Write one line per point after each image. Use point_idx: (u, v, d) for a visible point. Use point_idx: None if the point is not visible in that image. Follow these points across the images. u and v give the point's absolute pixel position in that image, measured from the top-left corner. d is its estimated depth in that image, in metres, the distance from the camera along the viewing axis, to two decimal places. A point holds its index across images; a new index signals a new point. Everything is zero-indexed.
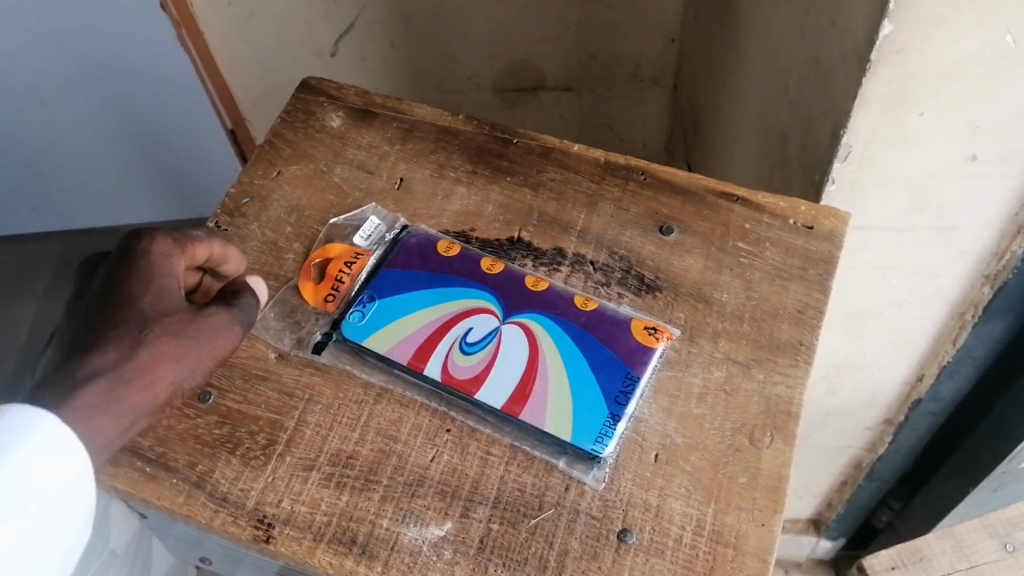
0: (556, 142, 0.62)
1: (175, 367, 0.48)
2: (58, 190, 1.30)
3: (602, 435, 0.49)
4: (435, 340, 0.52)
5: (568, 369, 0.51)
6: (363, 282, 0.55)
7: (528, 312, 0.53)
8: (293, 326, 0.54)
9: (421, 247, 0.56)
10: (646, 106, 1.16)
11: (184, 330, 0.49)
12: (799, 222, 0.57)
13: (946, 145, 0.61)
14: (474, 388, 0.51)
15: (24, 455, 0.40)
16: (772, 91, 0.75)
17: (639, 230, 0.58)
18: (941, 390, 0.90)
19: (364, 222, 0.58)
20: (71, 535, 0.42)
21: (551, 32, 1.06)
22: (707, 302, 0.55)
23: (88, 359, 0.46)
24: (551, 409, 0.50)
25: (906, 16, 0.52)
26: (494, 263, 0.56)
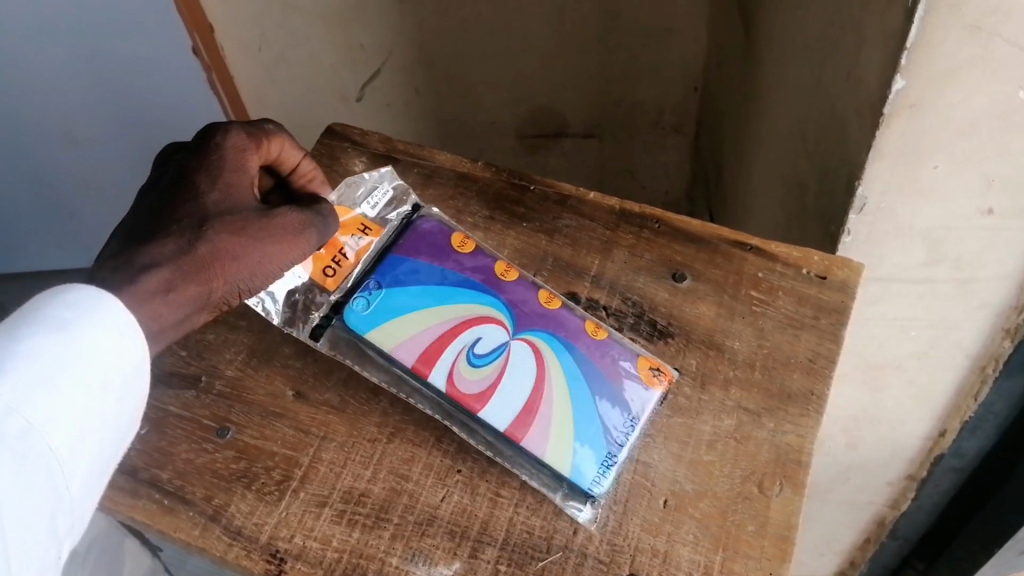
0: (572, 189, 0.63)
1: (237, 265, 0.49)
2: (88, 230, 1.34)
3: (599, 474, 0.49)
4: (443, 345, 0.52)
5: (573, 398, 0.51)
6: (368, 266, 0.55)
7: (539, 329, 0.53)
8: (294, 292, 0.54)
9: (433, 236, 0.56)
10: (667, 153, 1.17)
11: (247, 231, 0.50)
12: (813, 271, 0.58)
13: (961, 198, 0.62)
14: (478, 405, 0.50)
15: (86, 328, 0.42)
16: (791, 141, 0.76)
17: (652, 276, 0.59)
18: (963, 447, 0.91)
19: (375, 189, 0.58)
20: (116, 421, 0.44)
21: (572, 79, 1.07)
22: (719, 350, 0.55)
23: (143, 249, 0.47)
24: (551, 439, 0.50)
25: (920, 70, 0.53)
26: (508, 269, 0.56)
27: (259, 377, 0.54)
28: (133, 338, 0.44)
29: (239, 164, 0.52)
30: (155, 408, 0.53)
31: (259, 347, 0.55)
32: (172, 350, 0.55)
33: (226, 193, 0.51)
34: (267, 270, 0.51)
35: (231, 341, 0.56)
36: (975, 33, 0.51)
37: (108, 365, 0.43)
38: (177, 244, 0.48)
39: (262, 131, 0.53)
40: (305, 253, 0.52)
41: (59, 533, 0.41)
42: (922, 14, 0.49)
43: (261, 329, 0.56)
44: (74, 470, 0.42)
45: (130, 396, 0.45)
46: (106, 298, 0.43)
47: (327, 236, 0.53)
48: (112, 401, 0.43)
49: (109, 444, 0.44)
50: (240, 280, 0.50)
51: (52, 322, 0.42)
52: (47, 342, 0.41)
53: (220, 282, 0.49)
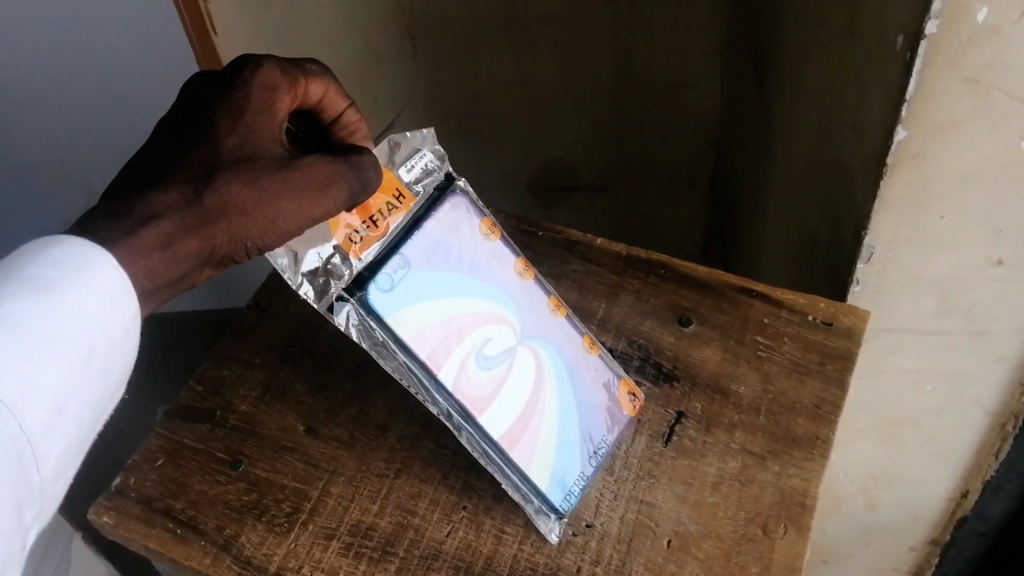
0: (579, 235, 0.65)
1: (246, 220, 0.43)
2: None
3: (568, 494, 0.51)
4: (453, 342, 0.49)
5: (556, 420, 0.52)
6: (395, 239, 0.48)
7: (543, 340, 0.52)
8: (312, 258, 0.47)
9: (465, 218, 0.51)
10: (685, 209, 1.19)
11: (263, 182, 0.44)
12: (819, 318, 0.59)
13: (969, 249, 0.63)
14: (478, 411, 0.49)
15: (72, 290, 0.39)
16: (801, 191, 0.77)
17: (659, 320, 0.60)
18: (988, 509, 0.91)
19: (413, 152, 0.50)
20: (95, 398, 0.40)
21: (585, 132, 1.10)
22: (724, 394, 0.56)
23: (144, 197, 0.42)
24: (534, 455, 0.50)
25: (920, 121, 0.54)
26: (527, 268, 0.53)
27: (271, 413, 0.55)
28: (121, 301, 0.41)
29: (267, 106, 0.45)
30: (170, 440, 0.54)
31: (272, 384, 0.57)
32: (189, 385, 0.57)
33: (246, 137, 0.44)
34: (284, 229, 0.45)
35: (245, 377, 0.57)
36: (973, 86, 0.52)
37: (92, 331, 0.40)
38: (181, 195, 0.43)
39: (301, 71, 0.46)
40: (331, 211, 0.45)
41: (26, 521, 0.37)
42: (919, 66, 0.51)
43: (274, 366, 0.58)
44: (47, 452, 0.38)
45: (112, 370, 0.41)
46: (97, 255, 0.40)
47: (366, 191, 0.46)
48: (93, 372, 0.40)
49: (85, 420, 0.40)
50: (249, 239, 0.44)
51: (32, 281, 0.38)
52: (24, 304, 0.37)
53: (227, 237, 0.44)
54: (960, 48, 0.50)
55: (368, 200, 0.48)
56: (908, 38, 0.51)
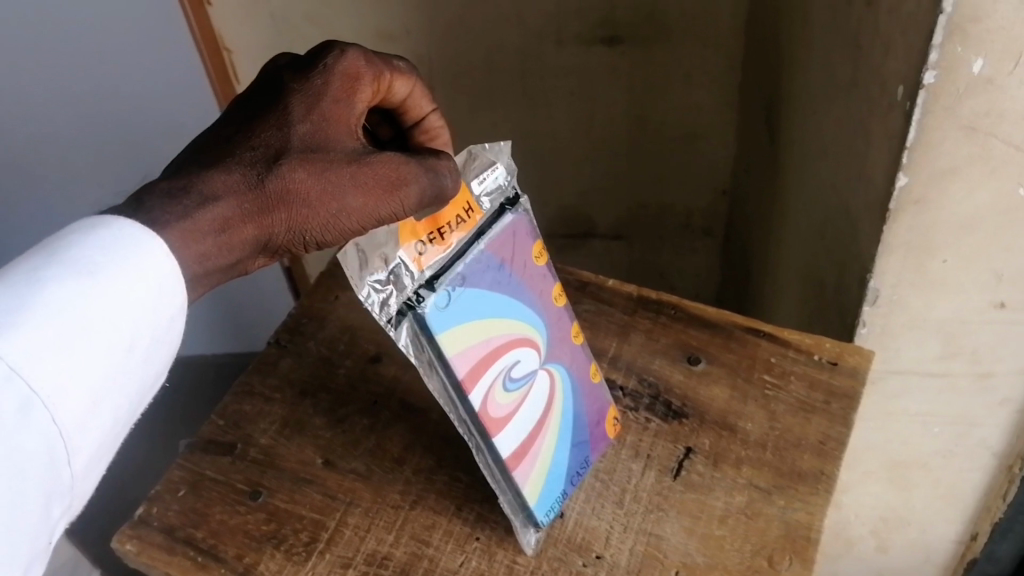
0: (592, 276, 0.67)
1: (307, 210, 0.44)
2: None
3: (551, 510, 0.53)
4: (488, 362, 0.49)
5: (556, 440, 0.54)
6: (455, 256, 0.48)
7: (560, 364, 0.54)
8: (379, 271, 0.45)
9: (521, 240, 0.51)
10: (697, 256, 1.21)
11: (330, 173, 0.44)
12: (824, 357, 0.60)
13: (972, 292, 0.63)
14: (496, 431, 0.50)
15: (113, 281, 0.40)
16: (808, 235, 0.79)
17: (668, 359, 0.61)
18: (999, 551, 0.91)
19: (488, 166, 0.50)
20: (131, 389, 0.42)
21: (598, 182, 1.13)
22: (731, 430, 0.57)
23: (205, 176, 0.43)
24: (533, 474, 0.52)
25: (921, 168, 0.54)
26: (559, 295, 0.54)
27: (291, 446, 0.57)
28: (164, 288, 0.42)
29: (347, 95, 0.45)
30: (192, 471, 0.56)
31: (292, 418, 0.59)
32: (212, 420, 0.59)
33: (319, 125, 0.45)
34: (346, 225, 0.46)
35: (266, 412, 0.59)
36: (972, 134, 0.53)
37: (133, 323, 0.41)
38: (243, 177, 0.43)
39: (387, 66, 0.47)
40: (400, 213, 0.46)
41: (54, 517, 0.39)
42: (918, 114, 0.52)
43: (294, 402, 0.60)
44: (80, 444, 0.40)
45: (149, 360, 0.43)
46: (141, 246, 0.41)
47: (441, 199, 0.46)
48: (133, 362, 0.42)
49: (123, 408, 0.42)
50: (308, 229, 0.45)
51: (78, 267, 0.39)
52: (67, 293, 0.39)
53: (285, 226, 0.45)
54: (958, 96, 0.51)
55: (441, 211, 0.47)
56: (907, 88, 0.52)
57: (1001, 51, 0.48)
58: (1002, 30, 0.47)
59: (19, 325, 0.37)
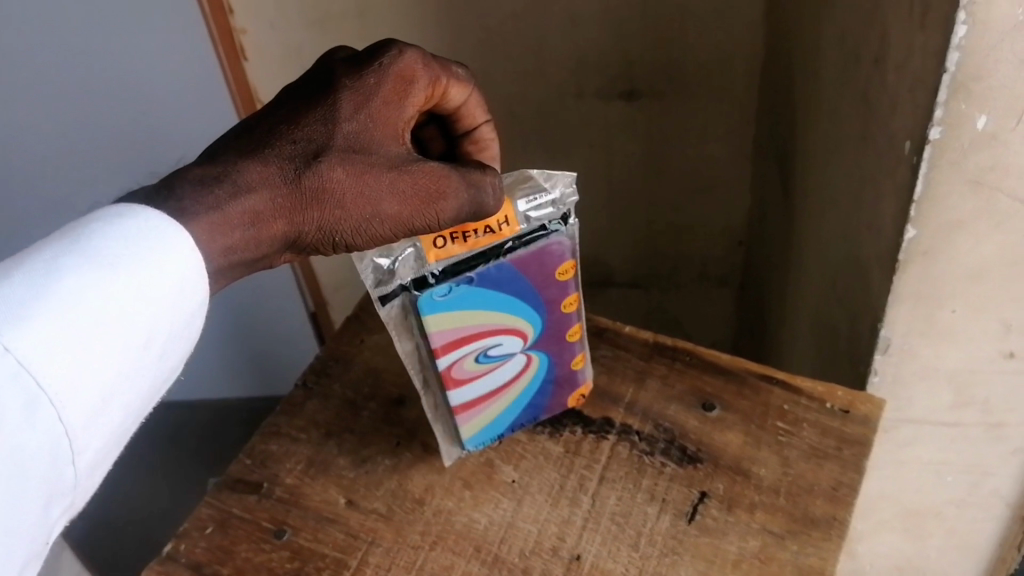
0: (609, 323, 0.69)
1: (340, 211, 0.47)
2: None
3: (483, 442, 0.60)
4: (468, 339, 0.54)
5: (513, 401, 0.59)
6: (476, 256, 0.51)
7: (543, 353, 0.58)
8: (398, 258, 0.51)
9: (553, 258, 0.53)
10: (713, 304, 1.22)
11: (369, 175, 0.47)
12: (837, 405, 0.61)
13: (981, 342, 0.64)
14: (452, 387, 0.56)
15: (130, 274, 0.40)
16: (822, 285, 0.80)
17: (683, 405, 0.63)
18: None
19: (541, 189, 0.51)
20: (141, 386, 0.41)
21: (617, 231, 1.16)
22: (745, 475, 0.58)
23: (242, 168, 0.45)
24: (478, 422, 0.58)
25: (928, 220, 0.56)
26: (572, 302, 0.57)
27: (315, 485, 0.59)
28: (184, 283, 0.42)
29: (398, 97, 0.48)
30: (220, 509, 0.58)
31: (317, 458, 0.60)
32: (239, 458, 0.61)
33: (365, 125, 0.47)
34: (376, 229, 0.48)
35: (292, 452, 0.61)
36: (977, 188, 0.54)
37: (149, 317, 0.41)
38: (280, 171, 0.46)
39: (443, 71, 0.50)
40: (434, 223, 0.49)
41: (54, 516, 0.38)
42: (925, 169, 0.53)
43: (319, 442, 0.61)
44: (87, 443, 0.39)
45: (162, 356, 0.42)
46: (160, 239, 0.41)
47: (479, 214, 0.49)
48: (147, 358, 0.41)
49: (133, 403, 0.41)
50: (337, 230, 0.47)
51: (98, 258, 0.39)
52: (86, 284, 0.38)
53: (315, 224, 0.47)
54: (963, 152, 0.52)
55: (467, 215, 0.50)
56: (914, 143, 0.54)
57: (1003, 110, 0.50)
58: (1003, 88, 0.49)
59: (31, 316, 0.36)
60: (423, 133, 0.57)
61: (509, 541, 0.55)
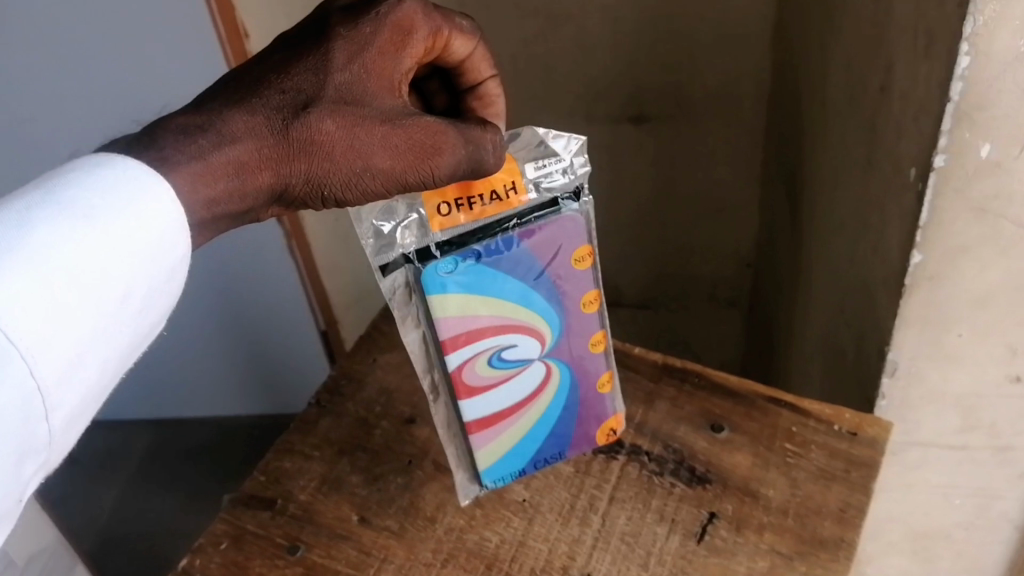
0: (619, 344, 0.69)
1: (329, 163, 0.46)
2: (145, 389, 1.34)
3: (500, 479, 0.60)
4: (478, 336, 0.53)
5: (532, 421, 0.58)
6: (479, 228, 0.50)
7: (562, 363, 0.57)
8: (401, 227, 0.50)
9: (567, 245, 0.52)
10: (722, 326, 1.23)
11: (361, 129, 0.46)
12: (844, 427, 0.62)
13: (988, 366, 0.65)
14: (463, 395, 0.55)
15: (104, 225, 0.38)
16: (829, 308, 0.81)
17: (692, 426, 0.63)
18: None
19: (551, 154, 0.50)
20: (117, 342, 0.40)
21: (627, 252, 1.17)
22: (754, 496, 0.59)
23: (226, 118, 0.44)
24: (494, 442, 0.58)
25: (934, 245, 0.57)
26: (592, 301, 0.55)
27: (328, 502, 0.59)
28: (163, 233, 0.41)
29: (395, 48, 0.46)
30: (234, 525, 0.58)
31: (330, 476, 0.61)
32: (254, 475, 0.62)
33: (358, 76, 0.46)
34: (368, 186, 0.47)
35: (306, 469, 0.62)
36: (981, 214, 0.55)
37: (127, 270, 0.39)
38: (267, 121, 0.45)
39: (446, 22, 0.49)
40: (430, 179, 0.47)
41: (26, 476, 0.37)
42: (930, 195, 0.54)
43: (333, 459, 0.62)
44: (61, 398, 0.37)
45: (139, 314, 0.41)
46: (136, 192, 0.40)
47: (478, 171, 0.48)
48: (125, 312, 0.40)
49: (109, 359, 0.40)
50: (326, 184, 0.46)
51: (71, 206, 0.38)
52: (60, 233, 0.37)
53: (303, 177, 0.46)
54: (967, 179, 0.53)
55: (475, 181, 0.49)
56: (919, 169, 0.55)
57: (1007, 138, 0.51)
58: (1007, 117, 0.50)
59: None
60: (427, 85, 0.55)
61: (520, 559, 0.56)
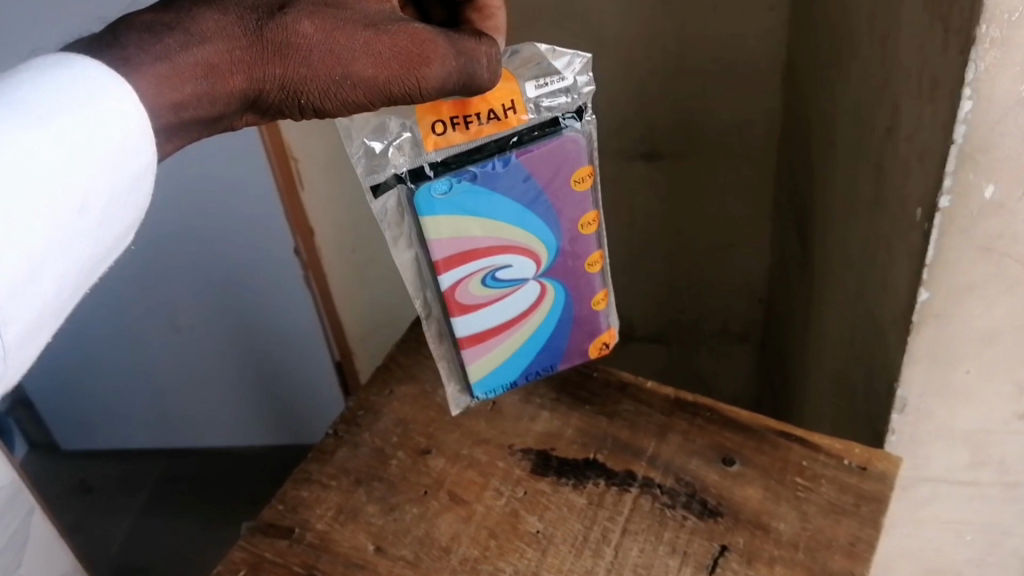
0: (632, 377, 0.70)
1: (306, 67, 0.48)
2: (158, 418, 1.35)
3: (492, 389, 0.67)
4: (472, 256, 0.58)
5: (525, 336, 0.64)
6: (475, 148, 0.55)
7: (555, 282, 0.61)
8: (396, 146, 0.55)
9: (565, 165, 0.56)
10: (734, 361, 1.23)
11: (339, 32, 0.48)
12: (854, 462, 0.63)
13: (996, 402, 0.65)
14: (458, 314, 0.61)
15: (61, 128, 0.39)
16: (840, 344, 0.82)
17: (704, 460, 0.64)
18: None
19: (554, 75, 0.55)
20: (78, 253, 0.40)
21: (639, 286, 1.18)
22: (765, 529, 0.59)
23: (198, 17, 0.46)
24: (485, 358, 0.64)
25: (940, 283, 0.58)
26: (589, 222, 0.59)
27: (344, 531, 0.61)
28: (124, 139, 0.41)
29: None
30: (252, 553, 0.60)
31: (346, 505, 0.62)
32: (272, 504, 0.63)
33: None
34: (347, 94, 0.49)
35: (322, 498, 0.63)
36: (987, 254, 0.56)
37: (84, 177, 0.39)
38: (240, 21, 0.47)
39: None
40: (414, 89, 0.50)
41: None
42: (936, 235, 0.55)
43: (349, 489, 0.63)
44: (19, 305, 0.37)
45: (100, 227, 0.41)
46: (91, 94, 0.40)
47: (468, 84, 0.51)
48: (85, 223, 0.40)
49: (69, 273, 0.40)
50: (302, 89, 0.49)
51: (24, 107, 0.38)
52: (12, 130, 0.37)
53: (278, 82, 0.48)
54: (972, 219, 0.55)
55: (472, 101, 0.54)
56: (924, 209, 0.56)
57: (1011, 180, 0.52)
58: (1012, 160, 0.51)
59: None
60: None
61: None
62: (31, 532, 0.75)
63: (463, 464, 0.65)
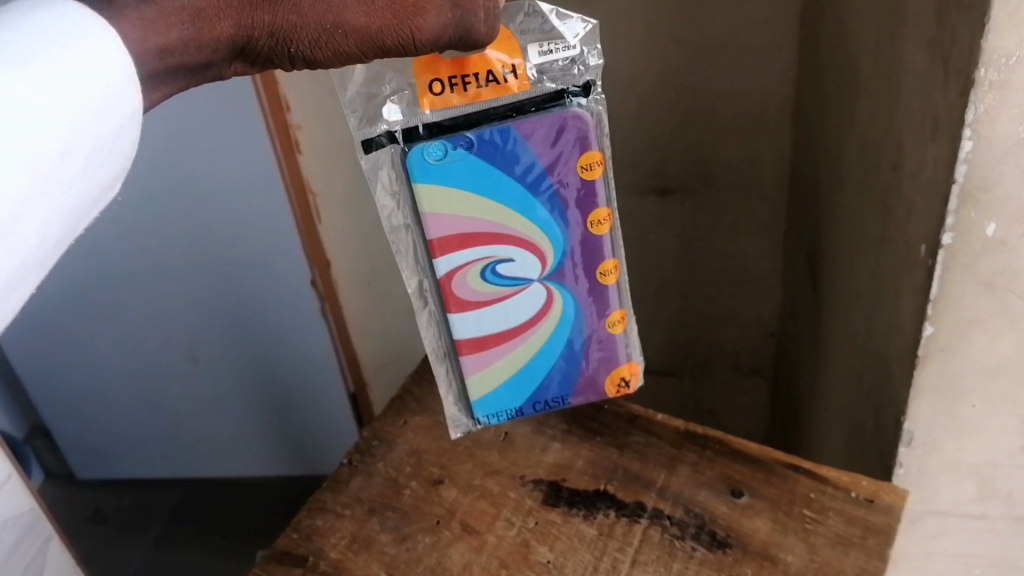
0: (641, 410, 0.71)
1: (298, 13, 0.44)
2: (173, 446, 1.36)
3: (494, 415, 0.64)
4: (469, 240, 0.56)
5: (530, 350, 0.61)
6: (474, 111, 0.53)
7: (559, 283, 0.59)
8: (392, 100, 0.53)
9: (572, 151, 0.54)
10: (747, 394, 1.24)
11: None
12: (861, 494, 0.63)
13: (1003, 435, 0.66)
14: (454, 307, 0.59)
15: (43, 68, 0.36)
16: (849, 377, 0.82)
17: (713, 491, 0.65)
18: None
19: (560, 40, 0.52)
20: (60, 205, 0.37)
21: (651, 319, 1.19)
22: (772, 561, 0.60)
23: None
24: (485, 371, 0.62)
25: (945, 318, 0.59)
26: (599, 220, 0.57)
27: (357, 559, 0.62)
28: (108, 87, 0.38)
29: None
30: None
31: (360, 534, 0.63)
32: (287, 531, 0.64)
33: None
34: (339, 43, 0.45)
35: (336, 526, 0.64)
36: (990, 289, 0.57)
37: (68, 124, 0.36)
38: None
39: None
40: (409, 40, 0.45)
41: None
42: (939, 271, 0.57)
43: (363, 517, 0.64)
44: None
45: (82, 179, 0.38)
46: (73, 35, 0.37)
47: (464, 38, 0.46)
48: (67, 173, 0.37)
49: (50, 227, 0.37)
50: (292, 38, 0.44)
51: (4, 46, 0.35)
52: None
53: (267, 29, 0.44)
54: (974, 256, 0.56)
55: (470, 60, 0.52)
56: (927, 246, 0.57)
57: (1011, 217, 0.53)
58: (1012, 199, 0.53)
59: None
60: None
61: None
62: (49, 559, 0.76)
63: (475, 494, 0.66)
